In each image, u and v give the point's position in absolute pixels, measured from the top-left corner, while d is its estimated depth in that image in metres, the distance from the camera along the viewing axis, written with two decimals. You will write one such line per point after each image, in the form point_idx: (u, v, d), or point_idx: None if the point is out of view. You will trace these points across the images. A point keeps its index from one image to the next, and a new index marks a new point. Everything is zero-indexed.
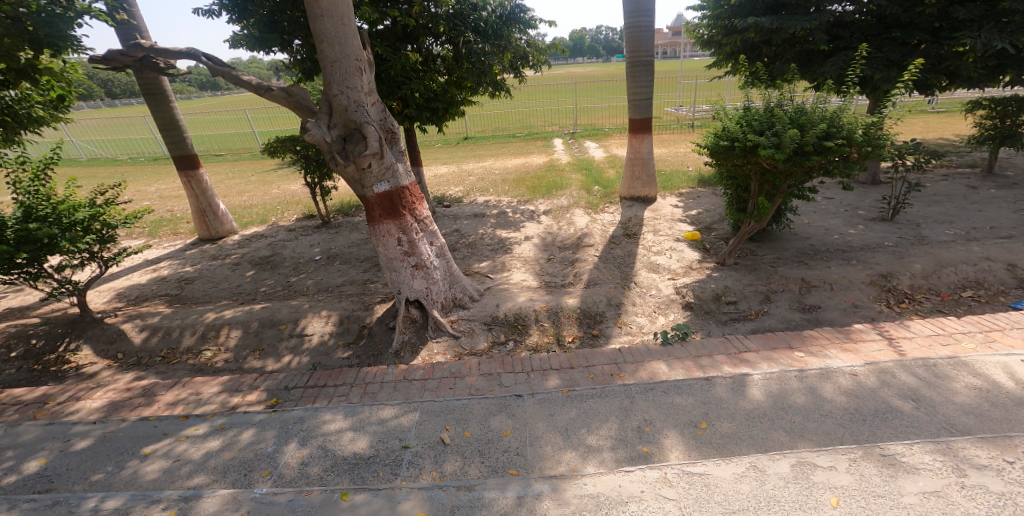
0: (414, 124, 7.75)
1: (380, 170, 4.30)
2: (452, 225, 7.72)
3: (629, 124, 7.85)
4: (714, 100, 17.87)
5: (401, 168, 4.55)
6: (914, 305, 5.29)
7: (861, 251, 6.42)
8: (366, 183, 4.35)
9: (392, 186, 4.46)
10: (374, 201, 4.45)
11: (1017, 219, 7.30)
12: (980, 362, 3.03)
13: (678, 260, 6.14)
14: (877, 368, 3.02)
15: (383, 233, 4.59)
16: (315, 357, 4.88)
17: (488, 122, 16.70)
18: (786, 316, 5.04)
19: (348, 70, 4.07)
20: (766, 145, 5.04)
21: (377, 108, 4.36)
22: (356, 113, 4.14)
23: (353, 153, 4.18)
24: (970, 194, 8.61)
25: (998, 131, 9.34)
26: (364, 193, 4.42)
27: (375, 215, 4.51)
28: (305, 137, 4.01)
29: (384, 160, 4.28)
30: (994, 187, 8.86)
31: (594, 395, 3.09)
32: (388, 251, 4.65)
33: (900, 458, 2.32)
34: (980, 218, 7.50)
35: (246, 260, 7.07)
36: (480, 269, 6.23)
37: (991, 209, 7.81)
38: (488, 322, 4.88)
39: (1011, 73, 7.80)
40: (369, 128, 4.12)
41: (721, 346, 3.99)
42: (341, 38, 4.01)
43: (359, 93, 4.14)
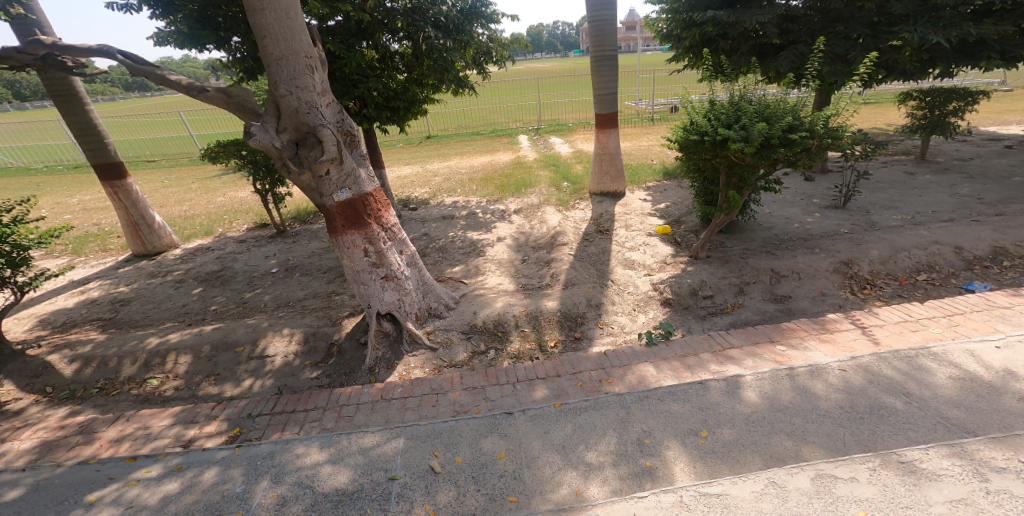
0: (373, 124, 7.41)
1: (340, 177, 3.98)
2: (420, 229, 7.44)
3: (595, 120, 7.80)
4: (670, 94, 18.26)
5: (363, 173, 4.23)
6: (877, 290, 5.49)
7: (823, 239, 6.64)
8: (325, 191, 4.01)
9: (354, 193, 4.14)
10: (335, 211, 4.12)
11: (955, 203, 7.78)
12: (956, 350, 3.12)
13: (652, 256, 6.14)
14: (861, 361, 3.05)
15: (347, 244, 4.26)
16: (280, 379, 4.54)
17: (449, 120, 16.35)
18: (760, 308, 5.11)
19: (296, 69, 3.70)
20: (734, 138, 5.06)
21: (332, 109, 4.01)
22: (310, 115, 3.78)
23: (308, 159, 3.83)
24: (910, 180, 9.13)
25: (929, 122, 9.92)
26: (323, 202, 4.08)
27: (337, 226, 4.18)
28: (251, 142, 3.60)
29: (344, 165, 3.96)
30: (930, 172, 9.44)
31: (588, 407, 2.95)
32: (354, 263, 4.34)
33: (920, 464, 2.28)
34: (922, 202, 7.95)
35: (191, 276, 6.53)
36: (453, 274, 6.02)
37: (931, 194, 8.30)
38: (466, 331, 4.69)
39: (940, 66, 8.27)
40: (325, 132, 3.78)
41: (705, 344, 3.97)
42: (287, 33, 3.64)
43: (312, 93, 3.78)
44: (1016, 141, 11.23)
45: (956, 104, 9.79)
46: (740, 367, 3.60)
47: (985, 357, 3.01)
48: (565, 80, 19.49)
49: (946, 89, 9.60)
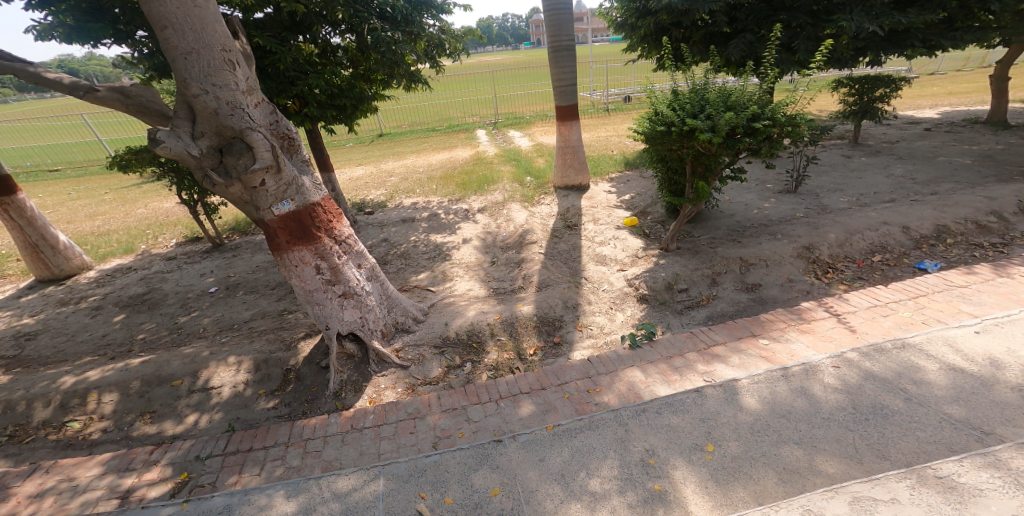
0: (317, 124, 6.85)
1: (278, 187, 3.48)
2: (379, 234, 7.00)
3: (556, 112, 7.61)
4: (622, 85, 18.45)
5: (307, 181, 3.73)
6: (839, 273, 5.60)
7: (782, 225, 6.75)
8: (261, 204, 3.50)
9: (298, 205, 3.65)
10: (276, 225, 3.63)
11: (891, 184, 8.15)
12: (931, 338, 3.23)
13: (623, 249, 6.06)
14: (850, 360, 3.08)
15: (293, 262, 3.79)
16: (232, 412, 4.07)
17: (401, 116, 15.70)
18: (734, 299, 5.10)
19: (211, 64, 3.13)
20: (703, 128, 4.96)
21: (263, 109, 3.46)
22: (233, 116, 3.22)
23: (237, 168, 3.30)
24: (848, 162, 9.55)
25: (859, 107, 10.43)
26: (261, 217, 3.57)
27: (281, 242, 3.69)
28: (160, 150, 3.02)
29: (283, 174, 3.46)
30: (864, 155, 9.95)
31: (583, 427, 2.77)
32: (306, 282, 3.88)
33: (959, 480, 2.19)
34: (864, 184, 8.27)
35: (111, 302, 5.80)
36: (418, 282, 5.68)
37: (869, 175, 8.70)
38: (438, 345, 4.42)
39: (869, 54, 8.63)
40: (255, 136, 3.24)
41: (689, 343, 3.89)
42: (197, 23, 3.08)
43: (234, 92, 3.22)
44: (934, 123, 12.07)
45: (882, 90, 10.36)
46: (726, 365, 3.54)
47: (968, 346, 3.10)
48: (517, 72, 19.21)
49: (871, 76, 10.12)
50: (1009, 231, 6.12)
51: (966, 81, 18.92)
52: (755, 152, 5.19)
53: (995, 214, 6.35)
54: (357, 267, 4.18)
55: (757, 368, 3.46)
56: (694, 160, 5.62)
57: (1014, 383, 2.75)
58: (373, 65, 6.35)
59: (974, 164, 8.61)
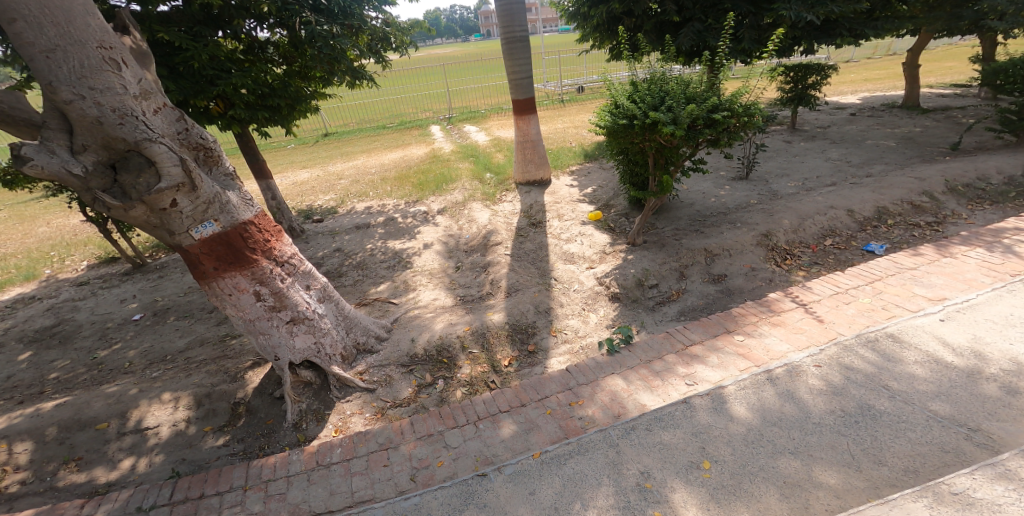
0: (249, 126, 6.24)
1: (196, 207, 2.89)
2: (331, 243, 6.57)
3: (512, 106, 7.41)
4: (575, 75, 18.42)
5: (234, 197, 3.12)
6: (796, 259, 5.36)
7: (741, 212, 6.47)
8: (175, 228, 2.88)
9: (225, 225, 3.05)
10: (199, 251, 3.01)
11: (830, 167, 7.99)
12: (911, 332, 3.39)
13: (590, 246, 5.98)
14: (834, 356, 3.28)
15: (225, 290, 3.18)
16: (174, 453, 3.65)
17: (347, 114, 14.96)
18: (703, 291, 5.08)
19: (84, 63, 2.45)
20: (664, 121, 4.87)
21: (165, 116, 2.86)
22: (124, 127, 2.56)
23: (137, 188, 2.69)
24: (789, 148, 9.52)
25: (795, 94, 10.83)
26: (178, 242, 2.95)
27: (207, 270, 3.08)
28: (27, 171, 2.36)
29: (199, 191, 2.87)
30: (803, 140, 10.05)
31: (571, 452, 2.94)
32: (244, 311, 3.30)
33: (976, 495, 2.26)
34: (806, 169, 8.05)
35: (14, 338, 5.10)
36: (379, 296, 5.39)
37: (809, 160, 8.57)
38: (406, 363, 4.23)
39: (804, 43, 8.81)
40: (157, 149, 2.64)
41: (666, 345, 3.84)
42: (59, 13, 2.39)
43: (121, 97, 2.56)
44: (858, 108, 12.72)
45: (815, 78, 10.78)
46: (705, 365, 3.50)
47: (953, 338, 3.28)
48: (466, 65, 18.78)
49: (803, 65, 10.50)
50: (941, 208, 5.98)
51: (876, 68, 20.40)
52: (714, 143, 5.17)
53: (927, 194, 6.20)
54: (303, 288, 3.63)
55: (735, 366, 3.41)
56: (656, 153, 5.53)
57: (990, 373, 2.96)
58: (310, 62, 5.85)
59: (898, 146, 8.91)
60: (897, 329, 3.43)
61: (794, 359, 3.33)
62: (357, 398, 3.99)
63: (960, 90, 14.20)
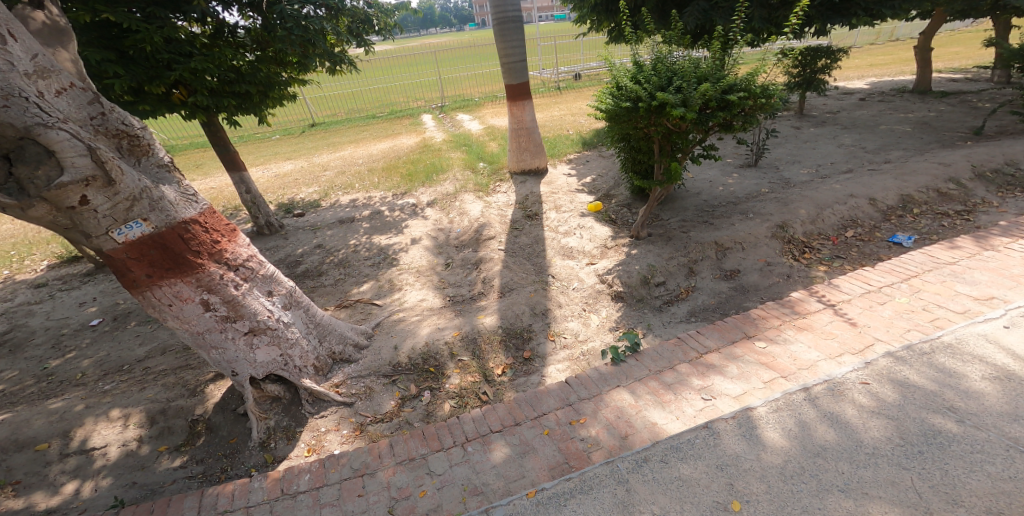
0: (218, 115, 5.76)
1: (116, 204, 2.45)
2: (313, 239, 6.14)
3: (506, 92, 6.97)
4: (571, 63, 17.87)
5: (170, 192, 2.69)
6: (816, 252, 4.88)
7: (753, 202, 5.94)
8: (92, 229, 2.45)
9: (157, 226, 2.60)
10: (125, 256, 2.57)
11: (845, 152, 7.48)
12: (968, 339, 3.00)
13: (590, 239, 5.56)
14: (880, 368, 2.93)
15: (163, 300, 2.74)
16: (123, 476, 3.23)
17: (336, 103, 14.39)
18: (714, 289, 4.65)
19: None
20: (673, 103, 4.38)
21: (72, 97, 2.45)
22: (8, 109, 2.10)
23: (35, 183, 2.23)
24: (797, 133, 8.95)
25: (802, 79, 10.30)
26: (98, 246, 2.52)
27: (139, 277, 2.64)
28: None
29: (117, 186, 2.44)
30: (812, 125, 9.49)
31: (573, 491, 2.61)
32: (190, 322, 2.88)
33: None
34: (818, 155, 7.53)
35: None
36: (361, 297, 5.02)
37: (821, 146, 8.01)
38: (388, 374, 3.93)
39: (816, 23, 8.28)
40: (56, 136, 2.19)
41: (679, 355, 3.52)
42: None
43: (5, 73, 2.11)
44: (866, 93, 12.20)
45: (823, 61, 10.26)
46: (724, 377, 3.17)
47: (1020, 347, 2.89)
48: (459, 52, 18.14)
49: (811, 48, 9.97)
50: (970, 196, 5.55)
51: (881, 54, 19.80)
52: (728, 128, 4.66)
53: (953, 180, 5.77)
54: (264, 295, 3.20)
55: (756, 377, 3.10)
56: (664, 139, 5.03)
57: None
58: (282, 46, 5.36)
59: (913, 131, 8.39)
60: (955, 338, 3.02)
61: (824, 370, 3.03)
62: (332, 413, 3.62)
63: (972, 74, 13.70)
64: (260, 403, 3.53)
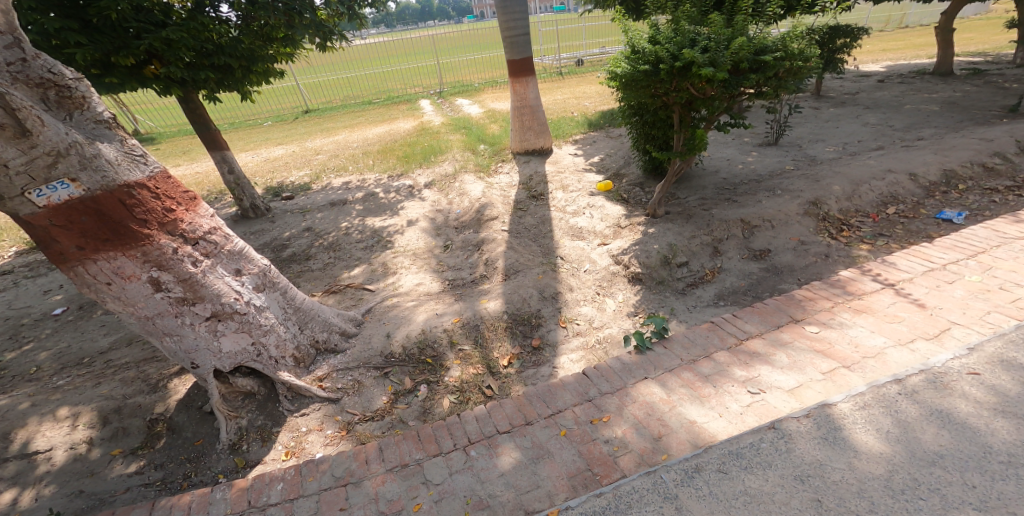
0: (195, 92, 5.05)
1: (33, 158, 2.00)
2: (301, 222, 5.66)
3: (508, 68, 6.49)
4: (574, 50, 17.30)
5: (109, 151, 2.21)
6: (856, 230, 4.36)
7: (781, 177, 5.39)
8: (3, 189, 1.99)
9: (90, 188, 2.13)
10: (50, 224, 2.09)
11: (872, 130, 6.92)
12: None
13: (602, 219, 5.09)
14: (987, 357, 2.54)
15: (100, 278, 2.27)
16: (69, 483, 2.76)
17: (330, 91, 13.86)
18: (743, 270, 4.15)
19: None
20: (700, 62, 3.63)
21: None
22: None
23: None
24: (817, 113, 8.32)
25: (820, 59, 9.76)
26: (14, 211, 2.05)
27: (68, 249, 2.16)
28: None
29: (34, 138, 1.99)
30: (832, 105, 8.89)
31: (608, 510, 2.17)
32: (137, 305, 2.42)
33: None
34: (844, 133, 6.92)
35: None
36: (352, 282, 4.55)
37: (845, 124, 7.39)
38: (380, 366, 3.49)
39: None
40: None
41: (715, 342, 3.07)
42: None
43: None
44: (884, 75, 11.64)
45: (843, 40, 9.71)
46: (773, 367, 2.77)
47: None
48: (458, 40, 17.56)
49: (830, 27, 9.43)
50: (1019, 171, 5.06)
51: (892, 40, 19.18)
52: (758, 93, 3.92)
53: (999, 155, 5.28)
54: (230, 274, 2.72)
55: (812, 367, 2.71)
56: (685, 106, 4.32)
57: None
58: (267, 14, 4.64)
59: (942, 110, 7.83)
60: None
61: (894, 359, 2.64)
62: (315, 410, 3.18)
63: (992, 57, 13.16)
64: (230, 400, 3.07)
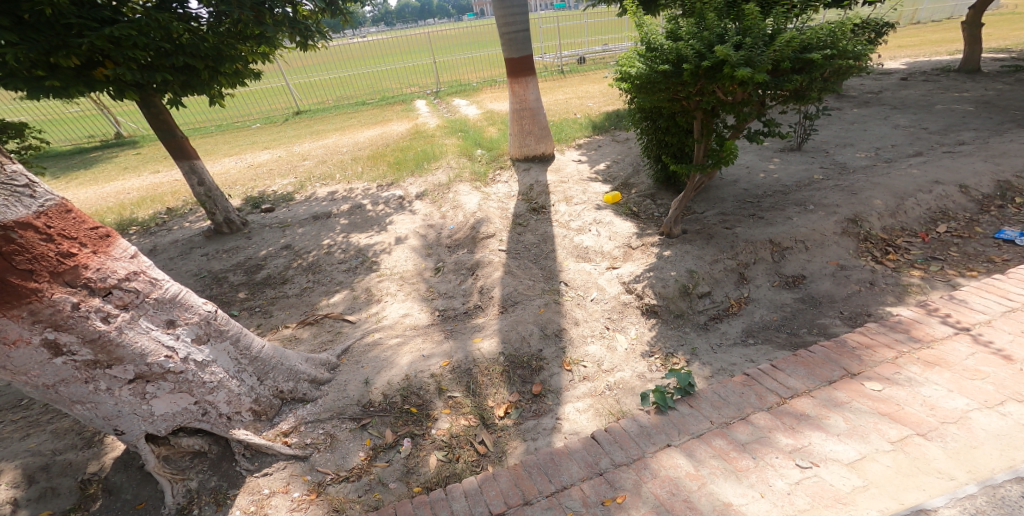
0: (157, 96, 4.55)
1: None
2: (280, 238, 5.16)
3: (506, 67, 5.96)
4: (577, 48, 16.66)
5: None
6: (903, 253, 3.82)
7: (811, 188, 4.83)
8: None
9: None
10: None
11: (904, 133, 6.35)
12: None
13: (610, 238, 4.58)
14: None
15: None
16: None
17: (324, 91, 13.37)
18: (775, 301, 3.61)
19: None
20: (733, 61, 3.08)
21: None
22: None
23: None
24: (840, 114, 7.73)
25: None
26: None
27: None
28: None
29: None
30: (855, 105, 8.29)
31: None
32: (34, 373, 1.97)
33: None
34: (873, 136, 6.35)
35: None
36: (331, 312, 4.06)
37: (873, 127, 6.81)
38: (357, 415, 2.97)
39: None
40: None
41: (752, 401, 2.54)
42: None
43: None
44: (905, 72, 10.98)
45: None
46: (827, 433, 2.24)
47: None
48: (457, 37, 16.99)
49: None
50: None
51: (908, 36, 18.41)
52: (798, 96, 3.37)
53: None
54: (159, 327, 2.22)
55: (878, 435, 2.20)
56: (709, 112, 3.78)
57: None
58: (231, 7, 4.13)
59: (978, 110, 7.21)
60: None
61: (981, 426, 2.15)
62: (279, 470, 2.65)
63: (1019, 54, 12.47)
64: (173, 459, 2.51)
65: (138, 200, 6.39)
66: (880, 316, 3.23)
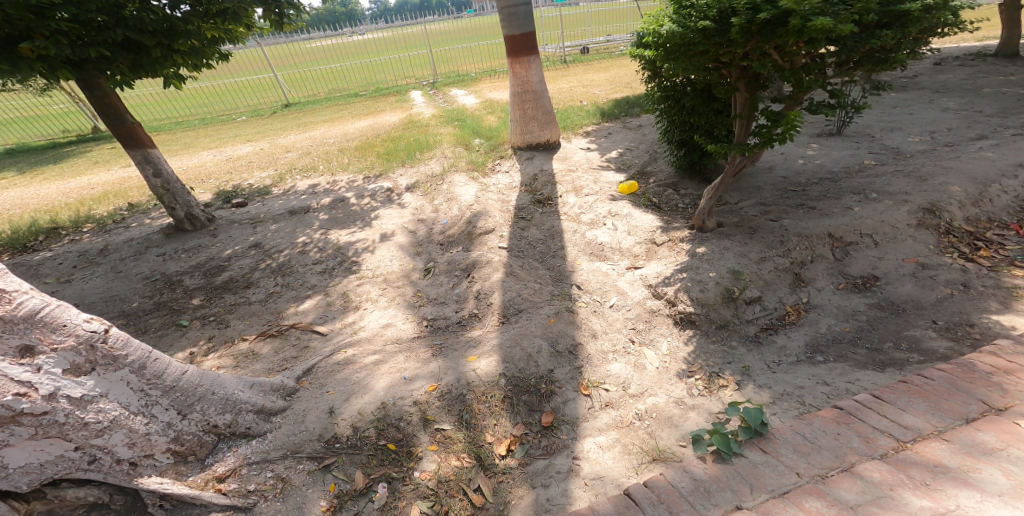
0: (103, 78, 3.92)
1: None
2: (249, 235, 4.51)
3: (505, 46, 5.30)
4: (580, 39, 15.98)
5: None
6: (997, 248, 3.12)
7: (865, 174, 4.12)
8: None
9: None
10: None
11: (957, 116, 5.62)
12: None
13: (630, 232, 3.89)
14: None
15: None
16: None
17: (317, 85, 12.79)
18: (844, 308, 2.94)
19: None
20: (805, 11, 2.27)
21: None
22: None
23: None
24: (875, 98, 7.01)
25: None
26: None
27: None
28: None
29: None
30: (889, 90, 7.56)
31: None
32: None
33: None
34: (921, 120, 5.64)
35: None
36: (298, 322, 3.39)
37: (918, 110, 6.09)
38: (318, 453, 2.28)
39: None
40: None
41: (854, 445, 1.81)
42: None
43: None
44: (935, 58, 10.22)
45: None
46: (982, 493, 1.51)
47: None
48: (456, 30, 16.34)
49: None
50: None
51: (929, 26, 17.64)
52: (880, 60, 2.64)
53: None
54: (6, 357, 1.60)
55: None
56: (754, 81, 2.99)
57: None
58: None
59: None
60: None
61: None
62: None
63: None
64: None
65: (100, 196, 5.77)
66: (988, 327, 2.56)
